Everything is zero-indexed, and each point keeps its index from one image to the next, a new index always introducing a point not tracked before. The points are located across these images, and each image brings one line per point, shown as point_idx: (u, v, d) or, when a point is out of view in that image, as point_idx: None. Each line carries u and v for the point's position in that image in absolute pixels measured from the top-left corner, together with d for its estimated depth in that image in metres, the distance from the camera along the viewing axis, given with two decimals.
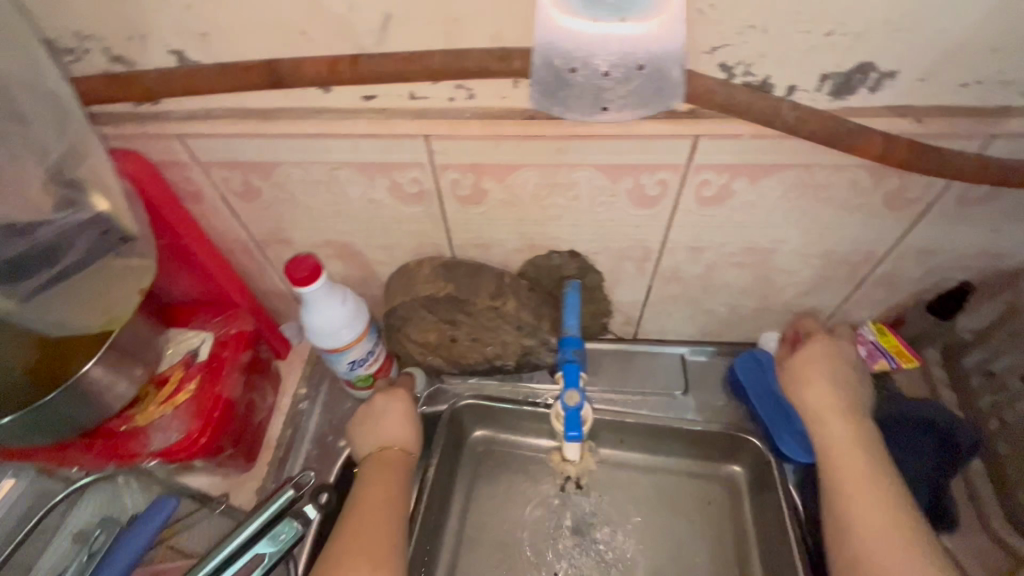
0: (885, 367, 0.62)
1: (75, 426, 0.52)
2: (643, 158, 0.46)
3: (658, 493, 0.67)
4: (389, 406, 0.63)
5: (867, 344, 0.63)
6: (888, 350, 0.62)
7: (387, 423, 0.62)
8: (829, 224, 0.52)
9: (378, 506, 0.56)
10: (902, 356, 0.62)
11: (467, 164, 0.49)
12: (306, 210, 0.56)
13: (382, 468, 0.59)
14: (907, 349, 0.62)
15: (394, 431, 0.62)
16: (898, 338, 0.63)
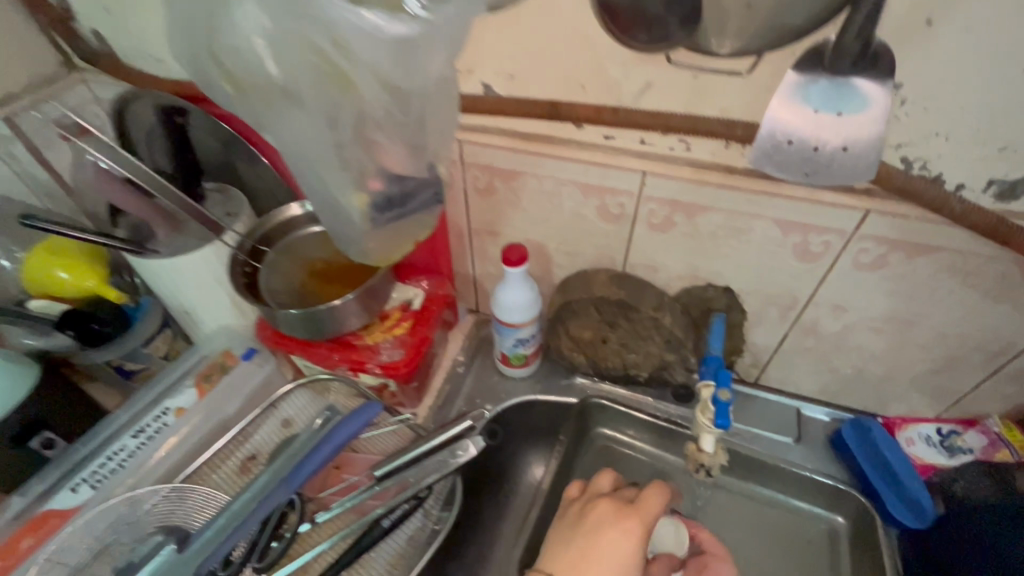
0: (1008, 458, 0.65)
1: (330, 332, 0.69)
2: (815, 220, 0.58)
3: (756, 522, 0.74)
4: (610, 529, 0.60)
5: (989, 434, 0.68)
6: (1011, 442, 0.66)
7: (603, 543, 0.59)
8: (972, 308, 0.59)
9: None
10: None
11: (667, 199, 0.62)
12: (524, 213, 0.72)
13: (589, 539, 0.60)
14: None
15: (604, 554, 0.59)
16: None
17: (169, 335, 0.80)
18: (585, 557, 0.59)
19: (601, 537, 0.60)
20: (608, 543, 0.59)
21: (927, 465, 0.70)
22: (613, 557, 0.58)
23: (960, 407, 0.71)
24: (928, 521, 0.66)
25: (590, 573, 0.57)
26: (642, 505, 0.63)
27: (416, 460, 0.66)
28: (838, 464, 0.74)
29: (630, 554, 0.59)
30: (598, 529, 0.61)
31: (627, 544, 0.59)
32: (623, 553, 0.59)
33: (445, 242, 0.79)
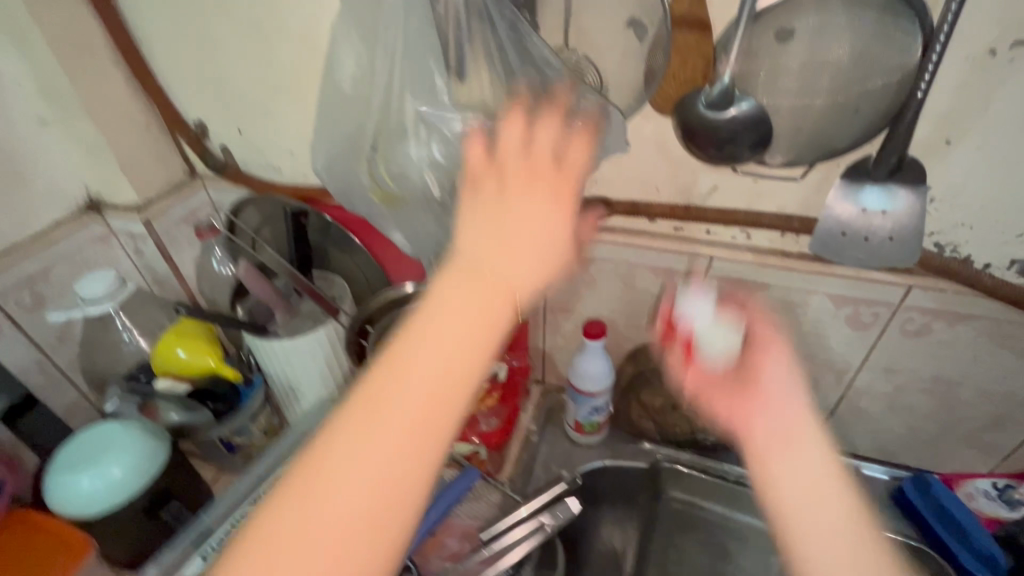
0: None
1: None
2: (864, 295, 0.67)
3: None
4: (542, 305, 0.59)
5: None
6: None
7: (423, 357, 0.40)
8: (1010, 368, 0.67)
9: (409, 369, 0.40)
10: None
11: (731, 279, 0.73)
12: (598, 291, 0.82)
13: (397, 374, 0.40)
14: None
15: (472, 248, 0.43)
16: None
17: (269, 411, 0.86)
18: (403, 342, 0.41)
19: (444, 315, 0.41)
20: (454, 293, 0.41)
21: (988, 518, 0.75)
22: (470, 315, 0.41)
23: (1010, 462, 0.76)
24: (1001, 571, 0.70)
25: (443, 317, 0.41)
26: (529, 160, 0.49)
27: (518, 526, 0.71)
28: (904, 521, 0.79)
29: (480, 342, 0.41)
30: (423, 309, 0.42)
31: (526, 269, 0.44)
32: (460, 377, 0.40)
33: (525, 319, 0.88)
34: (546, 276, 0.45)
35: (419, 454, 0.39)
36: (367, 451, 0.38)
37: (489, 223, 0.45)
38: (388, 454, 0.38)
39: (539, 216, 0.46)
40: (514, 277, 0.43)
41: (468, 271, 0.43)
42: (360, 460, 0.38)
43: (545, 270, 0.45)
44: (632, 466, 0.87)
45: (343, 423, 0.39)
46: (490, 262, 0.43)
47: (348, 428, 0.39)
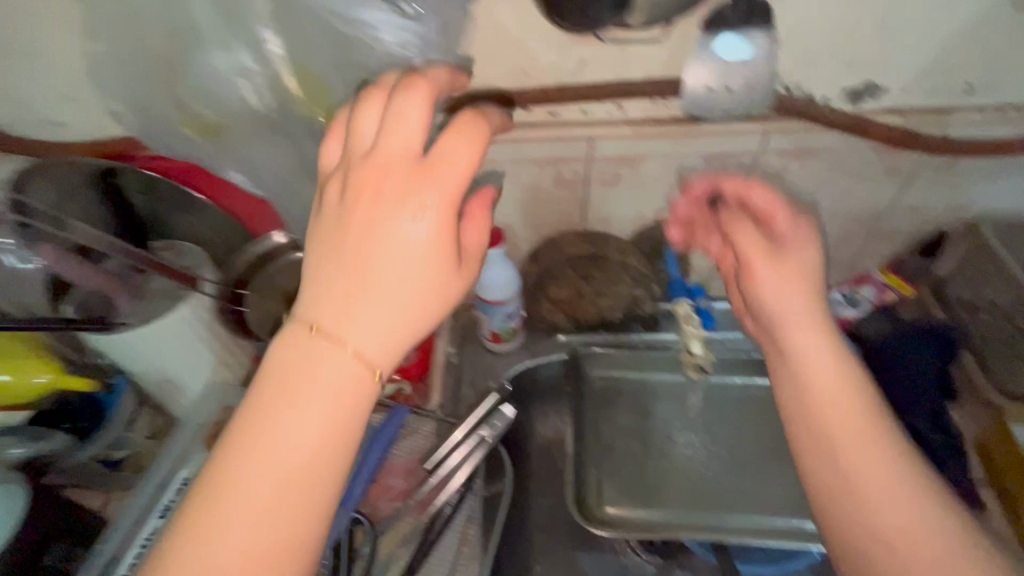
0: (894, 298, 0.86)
1: None
2: (731, 147, 0.71)
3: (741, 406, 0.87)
4: (394, 199, 0.39)
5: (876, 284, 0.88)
6: (893, 285, 0.86)
7: (282, 413, 0.37)
8: (848, 190, 0.77)
9: (263, 449, 0.36)
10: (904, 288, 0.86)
11: (612, 156, 0.72)
12: (487, 197, 0.78)
13: (245, 422, 0.37)
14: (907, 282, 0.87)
15: (815, 361, 0.53)
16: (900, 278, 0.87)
17: (148, 411, 0.75)
18: (257, 407, 0.37)
19: (283, 377, 0.38)
20: (322, 369, 0.37)
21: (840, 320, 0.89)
22: (859, 402, 0.50)
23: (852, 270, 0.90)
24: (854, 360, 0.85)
25: (304, 386, 0.37)
26: (358, 212, 0.40)
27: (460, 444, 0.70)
28: None
29: (338, 394, 0.37)
30: (257, 385, 0.38)
31: (377, 316, 0.39)
32: (333, 416, 0.37)
33: None
34: (413, 327, 0.40)
35: (286, 512, 0.35)
36: (239, 515, 0.35)
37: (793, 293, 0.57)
38: (831, 478, 0.49)
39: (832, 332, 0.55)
40: (354, 337, 0.38)
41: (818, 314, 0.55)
42: (216, 543, 0.35)
43: (386, 351, 0.39)
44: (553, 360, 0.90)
45: (205, 483, 0.36)
46: (313, 339, 0.38)
47: (212, 486, 0.36)
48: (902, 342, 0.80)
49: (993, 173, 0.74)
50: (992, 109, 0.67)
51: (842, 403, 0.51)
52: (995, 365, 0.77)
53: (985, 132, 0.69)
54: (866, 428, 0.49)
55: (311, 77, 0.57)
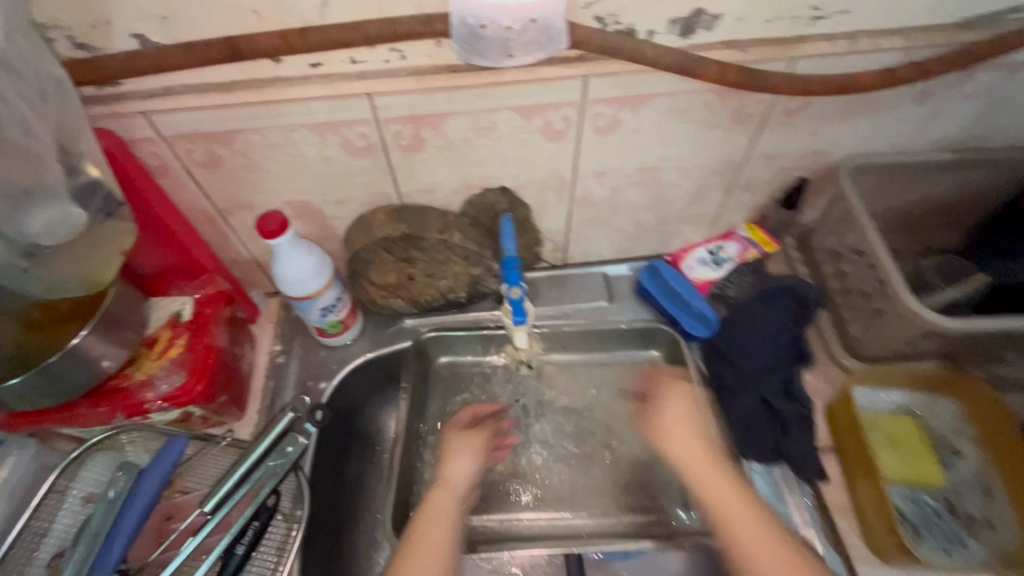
0: (756, 256, 0.79)
1: (82, 384, 0.58)
2: (547, 98, 0.58)
3: (597, 381, 0.81)
4: (471, 437, 0.66)
5: (741, 241, 0.80)
6: (755, 241, 0.79)
7: (428, 533, 0.56)
8: (696, 140, 0.66)
9: (438, 535, 0.56)
10: (766, 244, 0.79)
11: (406, 116, 0.58)
12: (266, 173, 0.63)
13: (422, 538, 0.56)
14: (770, 238, 0.79)
15: (670, 423, 0.60)
16: (764, 232, 0.80)
17: None
18: (414, 536, 0.56)
19: (426, 526, 0.57)
20: (437, 511, 0.58)
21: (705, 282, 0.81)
22: (707, 458, 0.56)
23: (718, 226, 0.82)
24: (715, 326, 0.78)
25: (439, 500, 0.59)
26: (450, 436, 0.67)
27: (245, 477, 0.60)
28: (644, 308, 0.83)
29: (446, 510, 0.58)
30: (415, 535, 0.56)
31: (472, 458, 0.64)
32: (444, 513, 0.58)
33: (199, 235, 0.68)
34: (468, 470, 0.63)
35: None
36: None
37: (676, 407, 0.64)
38: (722, 493, 0.53)
39: (689, 401, 0.62)
40: (450, 480, 0.61)
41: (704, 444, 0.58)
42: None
43: (465, 489, 0.62)
44: (396, 350, 0.81)
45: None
46: (432, 489, 0.60)
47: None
48: (762, 304, 0.74)
49: (849, 112, 0.65)
50: (842, 37, 0.57)
51: (708, 466, 0.55)
52: (851, 324, 0.72)
53: (837, 66, 0.59)
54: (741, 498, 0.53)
55: (49, 91, 0.41)
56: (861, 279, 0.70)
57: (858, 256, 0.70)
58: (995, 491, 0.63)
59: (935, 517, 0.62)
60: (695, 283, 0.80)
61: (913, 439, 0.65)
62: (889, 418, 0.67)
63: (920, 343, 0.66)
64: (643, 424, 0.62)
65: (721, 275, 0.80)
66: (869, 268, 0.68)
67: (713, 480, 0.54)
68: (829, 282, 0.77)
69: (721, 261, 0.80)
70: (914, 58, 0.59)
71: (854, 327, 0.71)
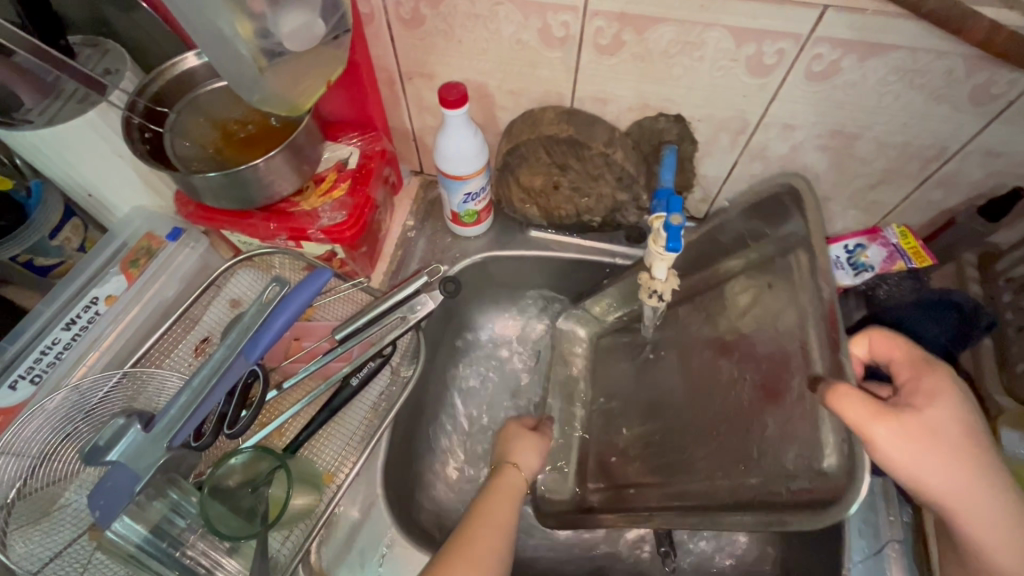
0: (902, 268, 0.72)
1: (260, 198, 0.64)
2: (771, 23, 0.54)
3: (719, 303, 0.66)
4: (531, 437, 0.67)
5: (888, 246, 0.73)
6: (906, 251, 0.72)
7: (492, 498, 0.58)
8: (914, 113, 0.59)
9: (483, 543, 0.53)
10: (918, 257, 0.72)
11: (616, 12, 0.56)
12: (457, 45, 0.64)
13: (481, 516, 0.56)
14: (926, 252, 0.72)
15: (926, 463, 0.44)
16: (918, 242, 0.72)
17: (77, 224, 0.72)
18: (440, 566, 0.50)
19: (493, 494, 0.59)
20: (508, 481, 0.61)
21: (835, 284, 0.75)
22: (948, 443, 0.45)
23: (889, 219, 0.75)
24: None
25: (475, 535, 0.53)
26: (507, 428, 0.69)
27: (376, 318, 0.64)
28: None
29: (513, 490, 0.60)
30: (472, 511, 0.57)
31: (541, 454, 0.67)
32: (511, 493, 0.60)
33: (377, 92, 0.71)
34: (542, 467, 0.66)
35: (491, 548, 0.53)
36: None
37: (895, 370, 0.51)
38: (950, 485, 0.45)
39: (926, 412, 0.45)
40: (524, 465, 0.64)
41: (967, 458, 0.45)
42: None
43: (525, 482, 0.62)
44: (517, 256, 0.83)
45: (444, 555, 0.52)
46: (504, 467, 0.63)
47: None
48: (917, 312, 0.68)
49: None
50: None
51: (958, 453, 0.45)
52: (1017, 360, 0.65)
53: None
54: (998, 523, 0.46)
55: None
56: None
57: None
58: None
59: None
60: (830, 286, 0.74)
61: None
62: None
63: None
64: (913, 461, 0.44)
65: (855, 282, 0.74)
66: None
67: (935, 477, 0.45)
68: (1004, 310, 0.68)
69: (860, 266, 0.74)
70: None
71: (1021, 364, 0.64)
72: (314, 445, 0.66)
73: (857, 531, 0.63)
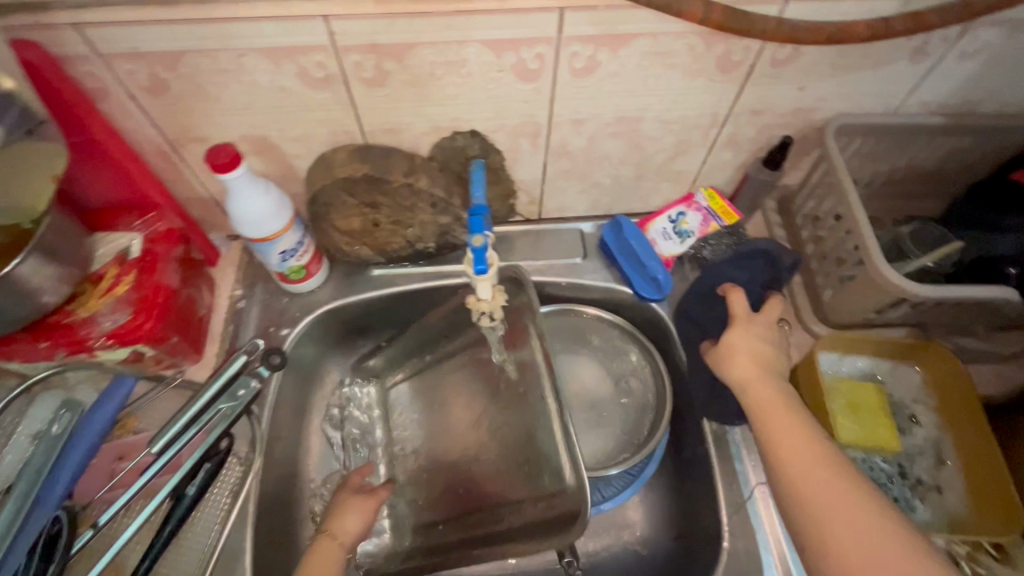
0: (716, 227, 0.77)
1: (19, 319, 0.55)
2: (520, 32, 0.54)
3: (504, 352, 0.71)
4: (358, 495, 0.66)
5: (702, 210, 0.76)
6: (717, 212, 0.76)
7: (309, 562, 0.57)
8: (678, 90, 0.63)
9: None
10: (727, 216, 0.76)
11: (367, 46, 0.54)
12: (218, 103, 0.59)
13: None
14: (732, 209, 0.76)
15: (760, 388, 0.55)
16: (725, 202, 0.76)
17: None
18: None
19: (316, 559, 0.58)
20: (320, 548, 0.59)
21: (666, 256, 0.78)
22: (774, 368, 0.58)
23: (699, 184, 0.80)
24: (666, 290, 0.77)
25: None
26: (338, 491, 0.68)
27: (195, 419, 0.59)
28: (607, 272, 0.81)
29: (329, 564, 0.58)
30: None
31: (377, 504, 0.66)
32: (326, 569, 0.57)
33: (149, 169, 0.64)
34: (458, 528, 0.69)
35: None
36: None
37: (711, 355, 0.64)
38: (766, 381, 0.56)
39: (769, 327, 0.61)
40: (341, 530, 0.62)
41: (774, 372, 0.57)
42: None
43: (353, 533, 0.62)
44: (359, 300, 0.78)
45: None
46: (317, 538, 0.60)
47: None
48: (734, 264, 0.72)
49: (840, 67, 0.62)
50: None
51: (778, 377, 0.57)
52: (824, 288, 0.72)
53: (830, 12, 0.55)
54: (836, 483, 0.47)
55: None
56: (840, 243, 0.68)
57: (835, 219, 0.69)
58: (946, 459, 0.64)
59: (884, 480, 0.63)
60: (660, 258, 0.78)
61: (872, 404, 0.66)
62: (850, 383, 0.67)
63: (890, 311, 0.66)
64: (732, 342, 0.59)
65: (683, 249, 0.78)
66: (836, 220, 0.69)
67: (762, 387, 0.56)
68: (807, 246, 0.76)
69: (683, 233, 0.77)
70: (910, 9, 0.56)
71: (827, 291, 0.71)
72: (157, 574, 0.59)
73: (727, 484, 0.66)
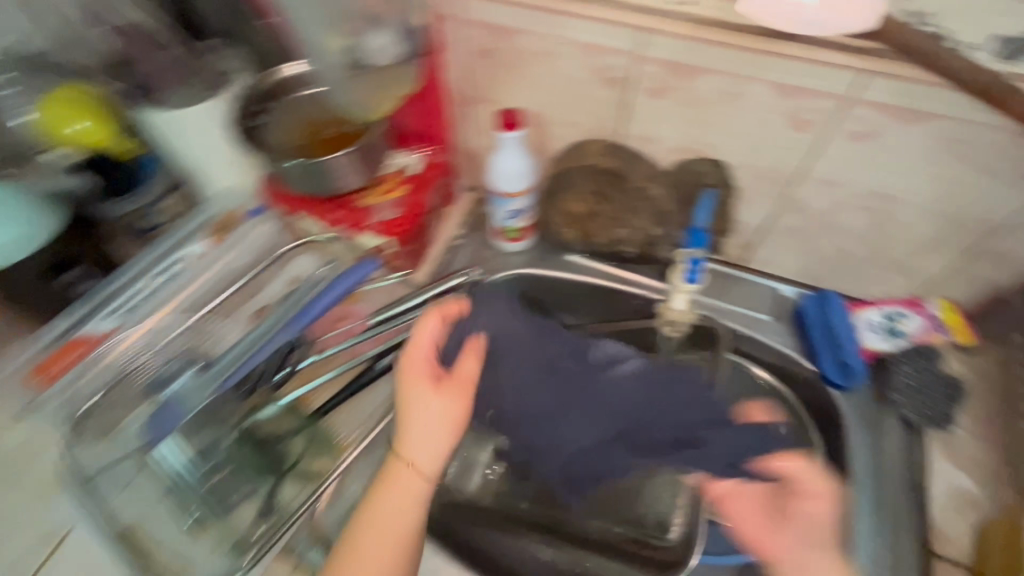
0: (939, 341, 0.71)
1: (327, 190, 0.71)
2: (813, 83, 0.57)
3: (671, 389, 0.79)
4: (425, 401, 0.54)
5: (929, 319, 0.71)
6: (947, 326, 0.71)
7: (384, 505, 0.54)
8: (958, 184, 0.59)
9: (389, 525, 0.53)
10: (958, 333, 0.70)
11: (666, 60, 0.61)
12: (521, 76, 0.70)
13: (371, 520, 0.54)
14: (967, 329, 0.71)
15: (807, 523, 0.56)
16: (961, 319, 0.71)
17: None
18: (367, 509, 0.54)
19: (379, 510, 0.53)
20: (397, 486, 0.53)
21: (866, 350, 0.73)
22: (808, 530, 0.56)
23: (932, 290, 0.73)
24: (855, 379, 0.71)
25: (375, 525, 0.53)
26: (406, 366, 0.56)
27: (412, 307, 0.74)
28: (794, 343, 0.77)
29: (408, 498, 0.54)
30: (386, 484, 0.54)
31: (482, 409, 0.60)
32: (412, 500, 0.54)
33: (444, 111, 0.79)
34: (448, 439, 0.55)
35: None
36: (367, 552, 0.53)
37: (442, 352, 0.59)
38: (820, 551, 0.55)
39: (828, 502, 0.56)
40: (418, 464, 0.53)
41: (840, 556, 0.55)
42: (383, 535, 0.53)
43: (427, 461, 0.54)
44: (550, 277, 0.86)
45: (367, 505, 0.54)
46: (392, 464, 0.54)
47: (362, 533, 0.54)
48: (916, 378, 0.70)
49: None
50: None
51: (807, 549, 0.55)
52: None
53: None
54: None
55: None
56: None
57: None
58: None
59: None
60: (860, 347, 0.72)
61: None
62: None
63: None
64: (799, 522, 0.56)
65: (891, 349, 0.72)
66: None
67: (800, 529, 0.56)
68: None
69: (898, 334, 0.71)
70: None
71: None
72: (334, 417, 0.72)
73: None
